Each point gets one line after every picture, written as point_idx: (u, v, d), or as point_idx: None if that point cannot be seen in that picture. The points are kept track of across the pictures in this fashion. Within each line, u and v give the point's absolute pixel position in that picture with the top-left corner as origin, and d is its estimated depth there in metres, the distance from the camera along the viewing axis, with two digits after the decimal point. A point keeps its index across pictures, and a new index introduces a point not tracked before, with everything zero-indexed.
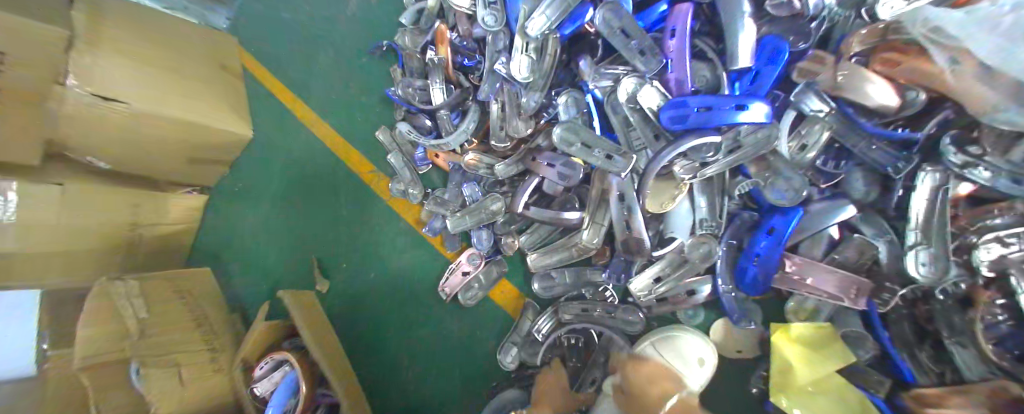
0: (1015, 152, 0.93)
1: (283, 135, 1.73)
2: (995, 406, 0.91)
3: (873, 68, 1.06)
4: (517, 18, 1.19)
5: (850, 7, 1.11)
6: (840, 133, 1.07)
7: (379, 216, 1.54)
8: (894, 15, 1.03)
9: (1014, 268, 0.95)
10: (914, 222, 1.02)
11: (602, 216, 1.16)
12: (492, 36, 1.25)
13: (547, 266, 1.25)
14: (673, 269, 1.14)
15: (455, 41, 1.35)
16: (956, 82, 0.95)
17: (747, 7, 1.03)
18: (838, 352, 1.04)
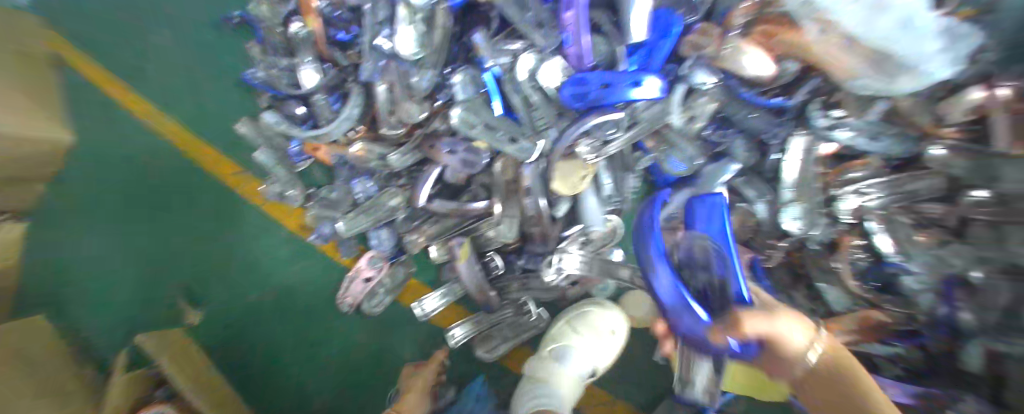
0: (870, 113, 1.06)
1: (127, 138, 1.47)
2: (864, 331, 1.10)
3: (753, 39, 1.08)
4: None
5: None
6: (725, 103, 1.15)
7: (258, 229, 1.42)
8: None
9: (869, 215, 1.11)
10: (788, 181, 1.12)
11: (514, 206, 1.13)
12: (372, 6, 1.14)
13: (480, 278, 1.18)
14: (584, 247, 1.17)
15: (325, 11, 1.23)
16: (825, 52, 1.02)
17: None
18: None
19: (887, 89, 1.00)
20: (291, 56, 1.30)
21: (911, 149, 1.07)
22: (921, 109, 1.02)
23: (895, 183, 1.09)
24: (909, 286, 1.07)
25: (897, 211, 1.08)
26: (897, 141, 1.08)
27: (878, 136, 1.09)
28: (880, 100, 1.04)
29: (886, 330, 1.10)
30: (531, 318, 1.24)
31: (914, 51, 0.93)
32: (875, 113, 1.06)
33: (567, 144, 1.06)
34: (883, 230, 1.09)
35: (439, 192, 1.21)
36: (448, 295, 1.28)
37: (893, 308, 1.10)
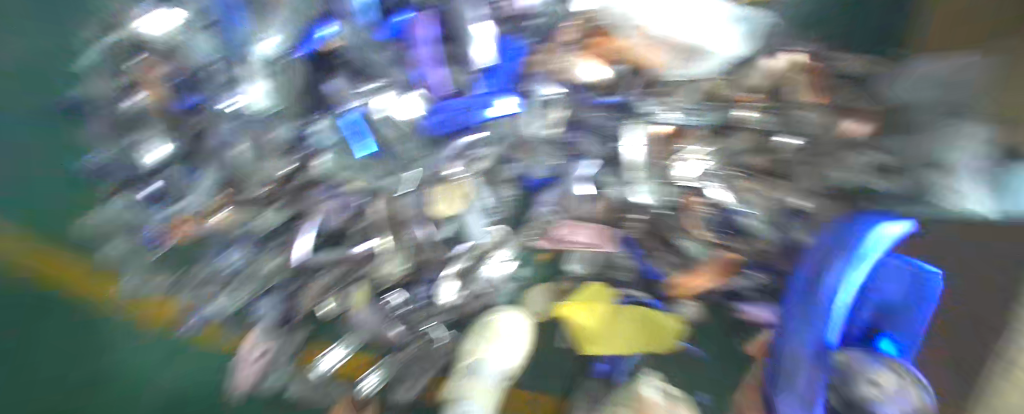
0: (695, 93, 1.26)
1: None
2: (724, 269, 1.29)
3: (584, 53, 1.23)
4: (250, 44, 1.13)
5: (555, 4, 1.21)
6: (569, 107, 1.22)
7: (125, 340, 1.47)
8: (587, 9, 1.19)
9: (705, 176, 1.21)
10: (637, 162, 1.17)
11: (400, 241, 1.17)
12: (218, 69, 1.13)
13: (381, 320, 1.23)
14: (473, 263, 1.23)
15: (168, 79, 1.13)
16: (642, 49, 1.23)
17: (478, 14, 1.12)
18: (602, 296, 1.31)
19: (693, 72, 1.26)
20: (132, 133, 1.20)
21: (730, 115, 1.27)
22: (727, 85, 1.27)
23: (715, 145, 1.24)
24: (750, 223, 1.24)
25: (727, 170, 1.24)
26: (717, 112, 1.25)
27: (705, 111, 1.25)
28: (698, 81, 1.26)
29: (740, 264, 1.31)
30: (441, 344, 1.29)
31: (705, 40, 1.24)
32: (701, 92, 1.26)
33: (444, 163, 1.15)
34: (719, 184, 1.22)
35: (319, 240, 1.18)
36: (350, 345, 1.27)
37: (741, 245, 1.28)
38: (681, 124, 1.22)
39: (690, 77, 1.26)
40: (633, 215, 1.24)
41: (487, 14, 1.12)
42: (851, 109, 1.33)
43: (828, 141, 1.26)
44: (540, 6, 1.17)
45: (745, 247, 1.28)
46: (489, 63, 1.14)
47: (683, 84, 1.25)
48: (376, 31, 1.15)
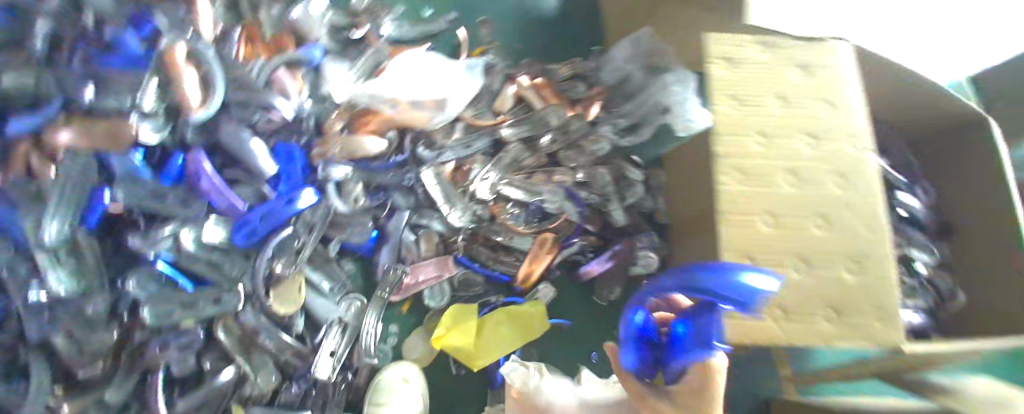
0: (456, 133, 1.51)
1: None
2: (549, 248, 1.53)
3: (360, 132, 1.38)
4: (22, 235, 1.01)
5: (318, 103, 1.36)
6: (367, 178, 1.39)
7: None
8: (347, 96, 1.36)
9: (499, 186, 1.51)
10: (440, 200, 1.43)
11: (259, 356, 1.22)
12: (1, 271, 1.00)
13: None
14: (344, 341, 1.31)
15: None
16: (404, 113, 1.40)
17: (249, 133, 1.22)
18: (467, 314, 1.44)
19: (450, 112, 1.45)
20: None
21: (493, 137, 1.56)
22: (478, 120, 1.55)
23: (497, 160, 1.55)
24: (551, 207, 1.55)
25: (512, 177, 1.55)
26: (482, 140, 1.54)
27: (472, 142, 1.52)
28: (458, 122, 1.52)
29: (560, 240, 1.57)
30: None
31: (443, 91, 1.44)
32: (460, 131, 1.52)
33: (267, 265, 1.25)
34: (511, 186, 1.52)
35: (174, 391, 1.16)
36: None
37: (552, 224, 1.56)
38: (456, 160, 1.50)
39: (456, 116, 1.51)
40: (459, 240, 1.47)
41: (252, 133, 1.24)
42: (585, 99, 1.72)
43: (576, 127, 1.64)
44: (305, 111, 1.33)
45: (555, 227, 1.55)
46: (273, 168, 1.25)
47: (452, 129, 1.50)
48: (142, 175, 1.11)
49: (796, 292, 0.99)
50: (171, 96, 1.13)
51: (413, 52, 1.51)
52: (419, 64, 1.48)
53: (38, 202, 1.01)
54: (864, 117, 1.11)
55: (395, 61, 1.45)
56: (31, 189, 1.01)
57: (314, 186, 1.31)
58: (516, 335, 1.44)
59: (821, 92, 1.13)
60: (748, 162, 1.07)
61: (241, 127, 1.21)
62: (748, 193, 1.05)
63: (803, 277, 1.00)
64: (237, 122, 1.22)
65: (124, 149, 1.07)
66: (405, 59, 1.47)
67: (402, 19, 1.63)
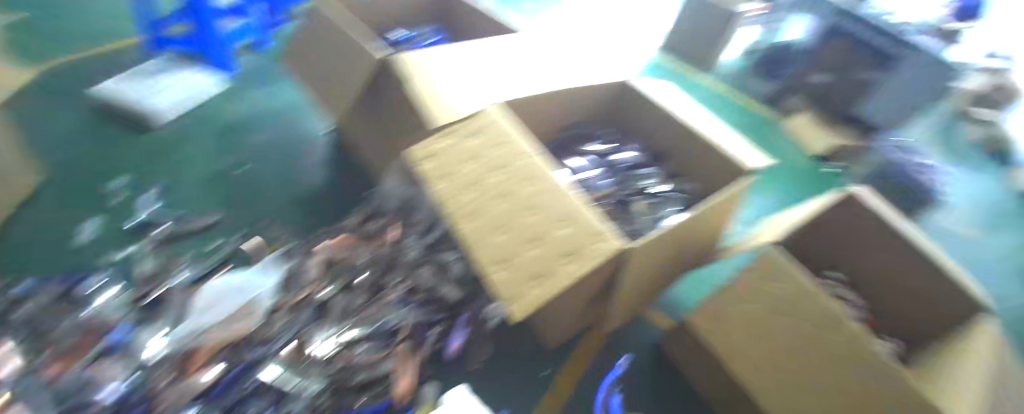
0: (283, 319, 1.66)
1: None
2: (407, 359, 1.62)
3: (187, 370, 1.44)
4: None
5: (138, 373, 1.44)
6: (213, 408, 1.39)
7: None
8: (162, 348, 1.49)
9: (340, 336, 1.64)
10: (293, 379, 1.49)
11: None
12: None
13: None
14: None
15: None
16: (223, 330, 1.55)
17: None
18: None
19: (263, 303, 1.67)
20: None
21: (316, 303, 1.73)
22: (297, 300, 1.71)
23: (332, 317, 1.71)
24: (388, 324, 1.71)
25: (347, 324, 1.70)
26: (308, 311, 1.70)
27: (301, 318, 1.68)
28: (281, 310, 1.68)
29: (416, 345, 1.68)
30: None
31: (248, 292, 1.68)
32: (286, 316, 1.67)
33: None
34: (349, 331, 1.67)
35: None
36: None
37: (401, 337, 1.68)
38: (295, 338, 1.61)
39: (274, 307, 1.68)
40: (327, 404, 1.48)
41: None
42: (381, 230, 2.02)
43: (384, 253, 1.93)
44: (126, 387, 1.39)
45: (406, 337, 1.68)
46: None
47: (272, 320, 1.64)
48: None
49: (542, 259, 1.29)
50: None
51: (212, 283, 1.69)
52: (223, 282, 1.71)
53: None
54: (523, 139, 1.58)
55: (201, 292, 1.66)
56: None
57: None
58: None
59: (496, 140, 1.60)
60: (469, 207, 1.45)
61: None
62: (477, 225, 1.40)
63: (540, 248, 1.32)
64: None
65: None
66: (212, 284, 1.69)
67: (193, 262, 1.82)
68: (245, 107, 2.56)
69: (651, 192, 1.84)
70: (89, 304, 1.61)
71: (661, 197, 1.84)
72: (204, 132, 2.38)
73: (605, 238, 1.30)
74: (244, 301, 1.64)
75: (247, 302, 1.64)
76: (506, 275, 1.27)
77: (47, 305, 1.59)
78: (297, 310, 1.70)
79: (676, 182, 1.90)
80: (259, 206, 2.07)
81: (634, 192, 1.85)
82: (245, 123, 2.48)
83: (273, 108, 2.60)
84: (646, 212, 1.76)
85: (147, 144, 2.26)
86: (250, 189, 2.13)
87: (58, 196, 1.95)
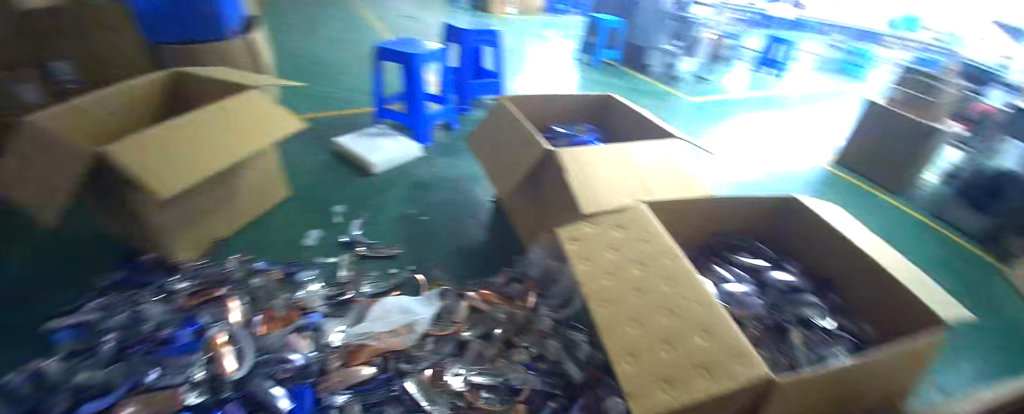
0: (428, 345, 1.88)
1: None
2: None
3: (352, 362, 1.75)
4: None
5: (322, 351, 1.80)
6: (364, 398, 1.66)
7: None
8: (341, 339, 1.83)
9: (471, 378, 1.78)
10: (425, 399, 1.66)
11: None
12: None
13: None
14: None
15: None
16: (385, 340, 1.84)
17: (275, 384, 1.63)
18: None
19: (415, 325, 1.93)
20: None
21: (456, 339, 1.92)
22: (442, 330, 1.94)
23: (468, 357, 1.86)
24: (514, 382, 1.77)
25: (478, 369, 1.82)
26: (449, 345, 1.90)
27: (439, 348, 1.88)
28: (427, 337, 1.91)
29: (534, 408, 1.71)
30: None
31: (405, 314, 1.96)
32: (430, 343, 1.89)
33: None
34: (478, 375, 1.79)
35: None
36: None
37: (524, 395, 1.74)
38: (432, 366, 1.81)
39: (425, 333, 1.91)
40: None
41: (273, 382, 1.64)
42: (520, 294, 2.18)
43: (521, 316, 2.03)
44: (312, 359, 1.76)
45: (526, 399, 1.72)
46: (287, 404, 1.57)
47: (422, 343, 1.88)
48: None
49: (676, 365, 1.23)
50: (212, 369, 1.65)
51: (381, 303, 2.01)
52: (393, 301, 2.03)
53: None
54: (671, 242, 1.62)
55: (374, 304, 2.01)
56: None
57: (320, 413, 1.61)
58: None
59: (640, 237, 1.66)
60: (610, 294, 1.52)
61: (266, 380, 1.64)
62: (612, 314, 1.45)
63: (674, 353, 1.27)
64: (265, 376, 1.66)
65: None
66: (384, 300, 2.02)
67: (375, 279, 2.23)
68: (437, 170, 3.21)
69: (814, 324, 1.64)
70: (302, 289, 2.12)
71: (829, 338, 1.60)
72: (403, 182, 3.03)
73: (747, 362, 1.17)
74: (400, 321, 1.93)
75: (404, 323, 1.92)
76: (635, 369, 1.26)
77: (274, 281, 2.14)
78: (440, 339, 1.91)
79: (844, 320, 1.70)
80: (429, 246, 2.48)
81: (791, 319, 1.67)
82: (434, 181, 3.08)
83: (454, 176, 3.16)
84: (805, 343, 1.57)
85: (365, 185, 2.98)
86: (424, 233, 2.58)
87: (300, 208, 2.71)
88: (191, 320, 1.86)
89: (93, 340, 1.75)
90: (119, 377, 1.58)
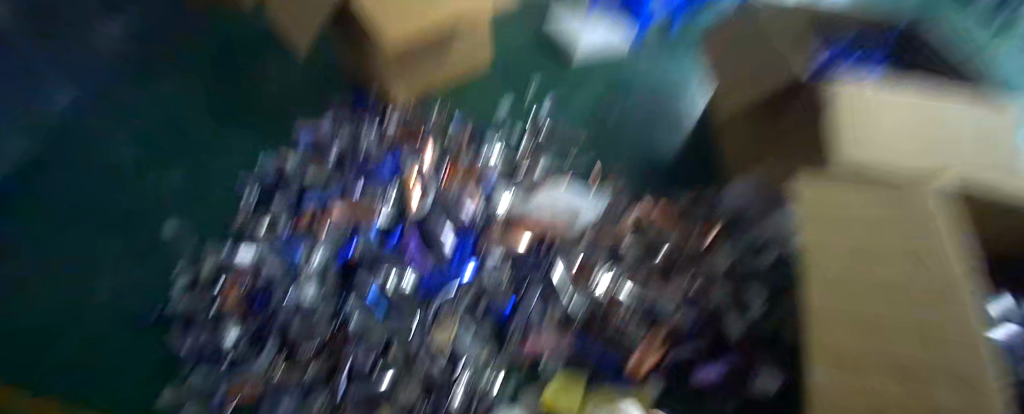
0: (584, 239, 1.85)
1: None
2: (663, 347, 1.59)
3: (513, 230, 1.85)
4: (300, 260, 1.74)
5: (490, 208, 1.92)
6: (514, 263, 1.77)
7: None
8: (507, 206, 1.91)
9: (620, 284, 1.72)
10: (570, 290, 1.70)
11: (408, 377, 1.49)
12: (282, 279, 1.69)
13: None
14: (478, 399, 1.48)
15: (245, 290, 1.69)
16: (547, 222, 1.87)
17: (447, 223, 1.84)
18: (577, 380, 1.55)
19: (580, 222, 1.92)
20: (212, 330, 1.63)
21: (614, 244, 1.84)
22: (602, 231, 1.88)
23: (620, 264, 1.78)
24: (663, 309, 1.66)
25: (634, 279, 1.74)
26: (605, 247, 1.83)
27: (594, 247, 1.83)
28: (585, 233, 1.87)
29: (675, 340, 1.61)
30: None
31: (576, 209, 1.94)
32: (587, 238, 1.85)
33: (431, 311, 1.63)
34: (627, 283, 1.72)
35: (320, 393, 1.47)
36: None
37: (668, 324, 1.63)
38: (584, 258, 1.78)
39: (585, 228, 1.90)
40: (577, 320, 1.66)
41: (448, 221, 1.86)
42: (701, 225, 1.90)
43: (692, 248, 1.81)
44: (480, 214, 1.89)
45: (669, 328, 1.62)
46: (452, 245, 1.79)
47: (580, 236, 1.86)
48: (378, 239, 1.80)
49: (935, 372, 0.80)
50: (404, 198, 1.91)
51: (556, 187, 2.01)
52: (570, 191, 1.99)
53: (313, 242, 1.80)
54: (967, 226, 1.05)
55: (549, 186, 2.03)
56: (311, 235, 1.83)
57: (477, 261, 1.76)
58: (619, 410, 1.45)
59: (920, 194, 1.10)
60: None
61: (444, 218, 1.86)
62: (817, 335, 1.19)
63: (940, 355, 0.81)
64: (445, 215, 1.88)
65: (369, 226, 1.82)
66: (560, 188, 2.02)
67: (551, 161, 2.23)
68: (636, 64, 2.84)
69: None
70: (483, 146, 2.21)
71: None
72: (597, 68, 2.78)
73: None
74: (568, 213, 1.92)
75: (569, 215, 1.92)
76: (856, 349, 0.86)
77: (463, 132, 2.24)
78: (596, 237, 1.85)
79: None
80: (614, 149, 2.37)
81: None
82: (632, 78, 2.77)
83: (662, 79, 2.78)
84: None
85: (565, 62, 2.81)
86: (610, 133, 2.45)
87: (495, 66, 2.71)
88: (395, 151, 2.12)
89: (324, 144, 2.14)
90: (337, 182, 2.01)
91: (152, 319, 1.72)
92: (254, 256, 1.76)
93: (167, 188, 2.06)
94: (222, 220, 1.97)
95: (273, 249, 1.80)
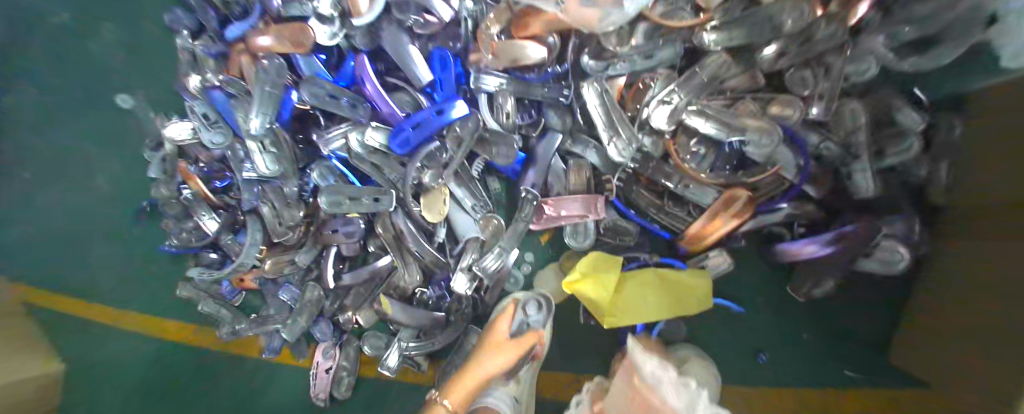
0: (635, 38, 1.08)
1: (100, 347, 1.41)
2: (738, 212, 1.13)
3: (517, 37, 1.12)
4: (239, 125, 1.26)
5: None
6: (522, 92, 1.17)
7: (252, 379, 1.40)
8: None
9: (685, 115, 1.10)
10: (605, 132, 1.13)
11: (409, 255, 1.28)
12: (231, 151, 1.31)
13: (423, 314, 1.28)
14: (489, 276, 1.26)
15: (199, 171, 1.36)
16: (570, 12, 1.01)
17: (405, 39, 1.19)
18: (611, 260, 1.22)
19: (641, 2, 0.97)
20: (190, 215, 1.43)
21: (685, 40, 1.09)
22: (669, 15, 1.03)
23: (687, 79, 1.10)
24: (754, 153, 1.05)
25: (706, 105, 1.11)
26: (669, 49, 1.10)
27: (651, 52, 1.10)
28: (639, 22, 1.06)
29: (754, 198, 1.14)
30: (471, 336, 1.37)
31: None
32: (641, 35, 1.07)
33: (416, 172, 1.21)
34: (694, 113, 1.09)
35: (315, 280, 1.38)
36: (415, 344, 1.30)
37: (749, 177, 1.11)
38: (630, 76, 1.15)
39: (639, 13, 1.02)
40: (613, 176, 1.22)
41: (408, 39, 1.20)
42: None
43: (826, 36, 0.98)
44: (463, 11, 1.18)
45: (756, 180, 1.10)
46: (428, 76, 1.20)
47: (632, 30, 1.07)
48: (323, 77, 1.25)
49: None
50: None
51: None
52: None
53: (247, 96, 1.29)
54: None
55: None
56: (242, 88, 1.30)
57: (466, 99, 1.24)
58: (661, 288, 1.20)
59: None
60: None
61: (400, 31, 1.19)
62: None
63: None
64: (397, 25, 1.20)
65: (309, 58, 1.24)
66: None
67: None
68: None
69: None
70: None
71: None
72: None
73: None
74: None
75: None
76: None
77: None
78: (657, 29, 1.07)
79: None
80: None
81: None
82: None
83: None
84: None
85: None
86: None
87: None
88: None
89: None
90: None
91: (143, 211, 1.48)
92: (188, 128, 1.34)
93: (55, 29, 1.47)
94: (157, 75, 1.49)
95: (207, 114, 1.30)
